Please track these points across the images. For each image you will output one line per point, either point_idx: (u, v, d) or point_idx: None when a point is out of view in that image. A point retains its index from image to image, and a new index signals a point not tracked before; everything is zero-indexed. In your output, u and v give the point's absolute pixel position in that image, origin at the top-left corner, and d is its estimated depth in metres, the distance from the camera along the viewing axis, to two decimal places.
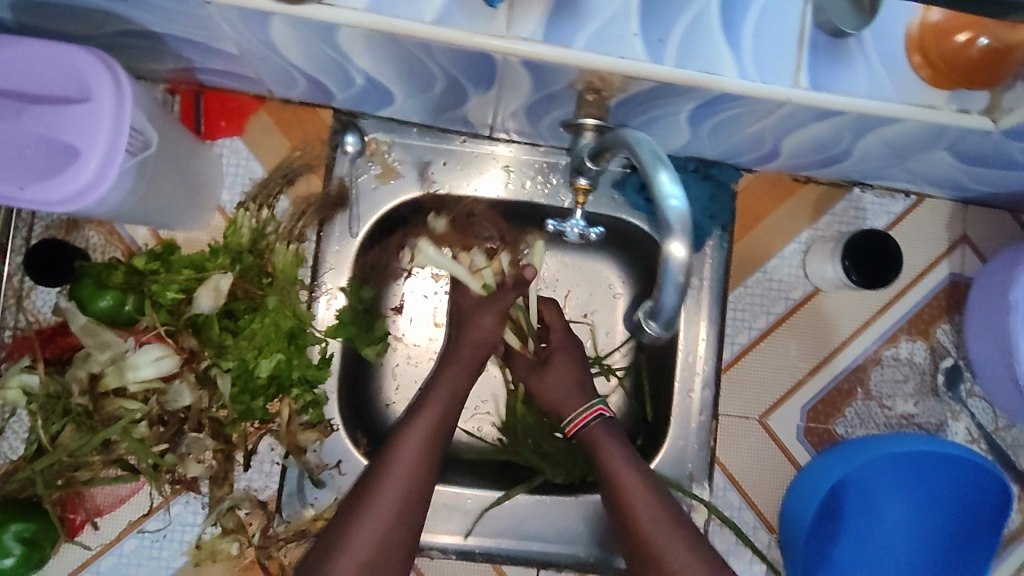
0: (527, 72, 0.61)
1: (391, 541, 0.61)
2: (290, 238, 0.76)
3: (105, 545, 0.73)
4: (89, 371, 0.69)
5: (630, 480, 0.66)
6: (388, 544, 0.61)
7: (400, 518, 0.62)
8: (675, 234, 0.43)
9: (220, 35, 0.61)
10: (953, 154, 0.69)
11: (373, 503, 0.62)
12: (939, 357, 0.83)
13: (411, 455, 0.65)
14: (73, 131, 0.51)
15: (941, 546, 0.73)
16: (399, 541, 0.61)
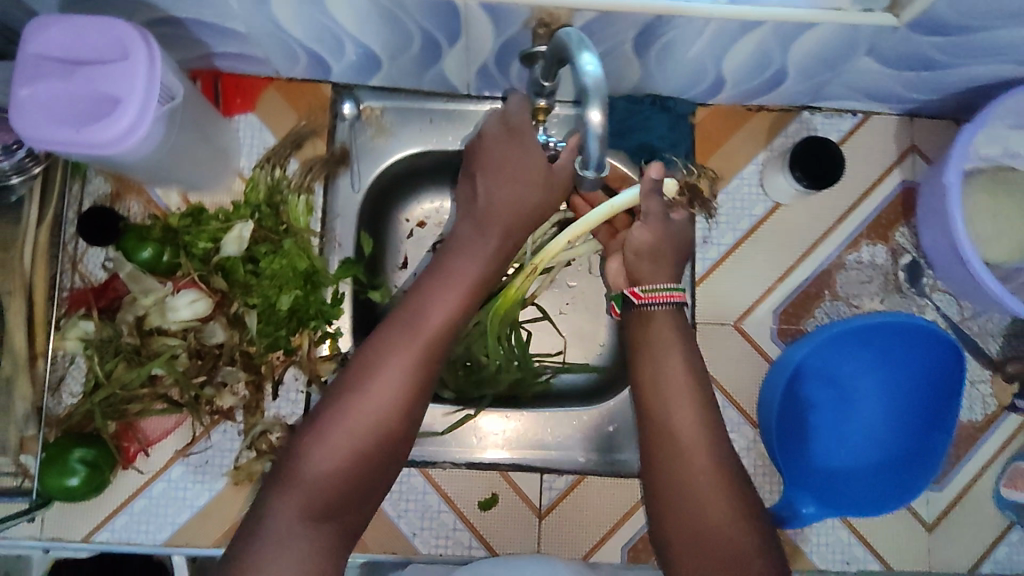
0: (488, 17, 0.71)
1: (393, 421, 0.64)
2: (301, 190, 0.87)
3: (155, 472, 0.83)
4: (135, 314, 0.81)
5: (683, 393, 0.69)
6: (389, 423, 0.64)
7: (402, 400, 0.65)
8: (592, 97, 0.51)
9: (231, 13, 0.73)
10: (876, 59, 0.77)
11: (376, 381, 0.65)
12: (898, 256, 0.90)
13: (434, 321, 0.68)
14: (116, 85, 0.64)
15: (909, 417, 0.80)
16: (400, 422, 0.65)
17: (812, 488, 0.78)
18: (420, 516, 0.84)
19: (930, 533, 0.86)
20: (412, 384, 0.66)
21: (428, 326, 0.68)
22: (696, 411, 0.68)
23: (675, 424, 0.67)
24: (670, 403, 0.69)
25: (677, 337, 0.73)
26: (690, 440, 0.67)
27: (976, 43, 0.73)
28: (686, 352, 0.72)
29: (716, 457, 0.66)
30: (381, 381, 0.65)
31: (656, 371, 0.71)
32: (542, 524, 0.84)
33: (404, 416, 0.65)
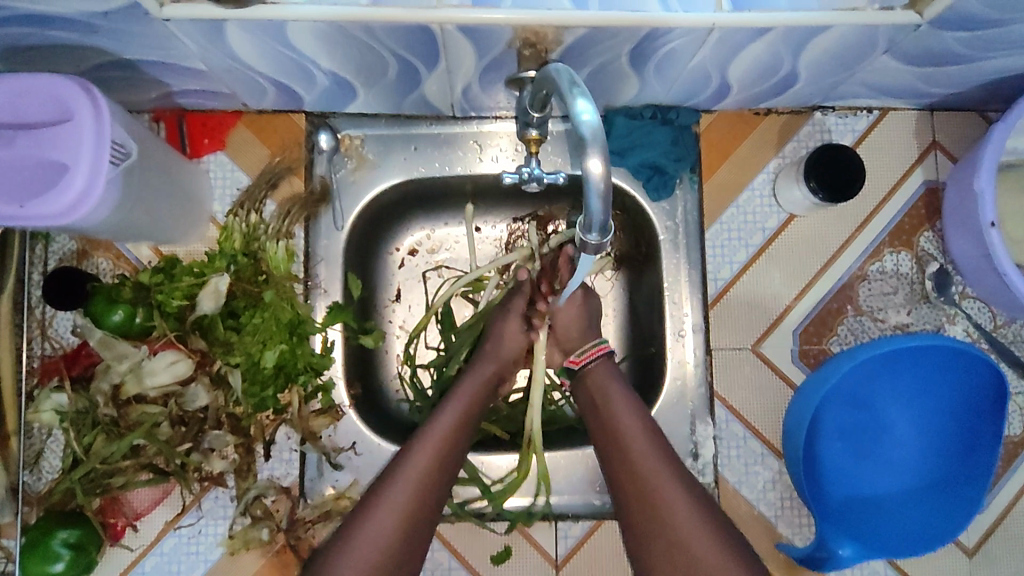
0: (468, 41, 0.64)
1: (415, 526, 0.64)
2: (279, 235, 0.81)
3: (146, 546, 0.78)
4: (110, 382, 0.75)
5: (631, 422, 0.70)
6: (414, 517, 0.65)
7: (423, 493, 0.66)
8: (591, 148, 0.45)
9: (186, 52, 0.66)
10: (895, 56, 0.71)
11: (399, 479, 0.66)
12: (924, 264, 0.84)
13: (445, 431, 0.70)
14: (61, 149, 0.57)
15: (945, 432, 0.76)
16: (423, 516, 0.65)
17: (847, 526, 0.73)
18: (430, 574, 0.79)
19: (971, 559, 0.81)
20: (432, 479, 0.67)
21: (441, 427, 0.70)
22: (650, 438, 0.69)
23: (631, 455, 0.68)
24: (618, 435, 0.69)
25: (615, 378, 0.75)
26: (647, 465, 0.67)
27: (1006, 35, 0.66)
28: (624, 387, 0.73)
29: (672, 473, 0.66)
30: (403, 478, 0.66)
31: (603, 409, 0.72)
32: (560, 574, 0.80)
33: (426, 510, 0.66)
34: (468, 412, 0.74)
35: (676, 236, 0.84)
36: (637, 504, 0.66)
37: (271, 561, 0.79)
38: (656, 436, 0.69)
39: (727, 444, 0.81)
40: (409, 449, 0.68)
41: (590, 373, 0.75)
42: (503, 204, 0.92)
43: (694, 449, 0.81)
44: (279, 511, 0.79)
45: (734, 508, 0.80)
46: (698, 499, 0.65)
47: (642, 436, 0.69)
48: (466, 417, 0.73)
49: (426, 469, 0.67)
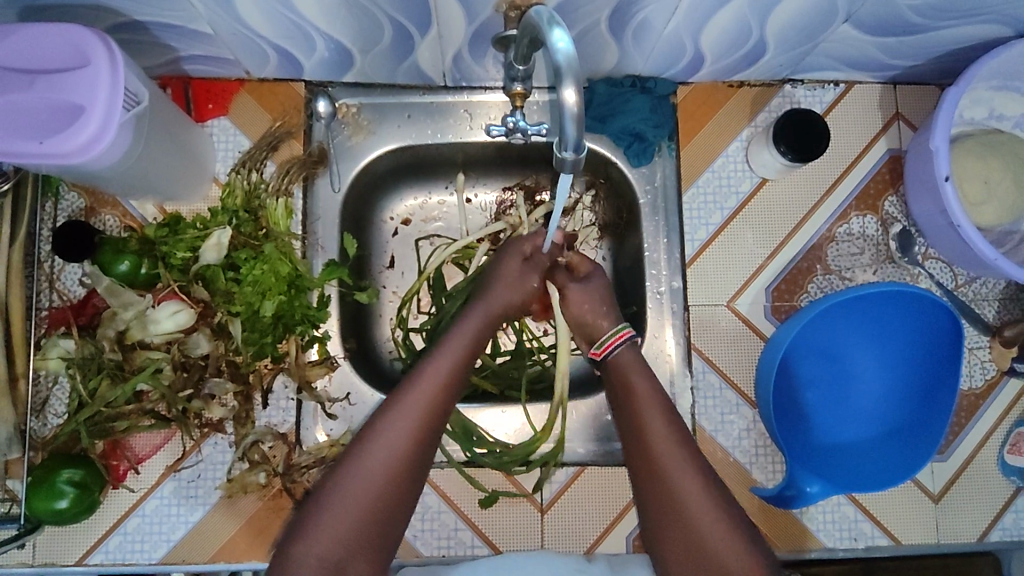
0: (458, 5, 0.69)
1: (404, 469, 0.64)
2: (279, 193, 0.85)
3: (147, 490, 0.81)
4: (116, 329, 0.79)
5: (653, 413, 0.69)
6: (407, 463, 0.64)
7: (421, 439, 0.65)
8: (565, 76, 0.50)
9: (195, 14, 0.71)
10: (855, 25, 0.76)
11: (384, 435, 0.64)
12: (888, 225, 0.89)
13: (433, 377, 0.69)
14: (80, 92, 0.62)
15: (910, 382, 0.80)
16: (411, 476, 0.64)
17: (814, 465, 0.77)
18: (420, 518, 0.83)
19: (937, 504, 0.85)
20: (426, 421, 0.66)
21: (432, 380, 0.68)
22: (675, 428, 0.67)
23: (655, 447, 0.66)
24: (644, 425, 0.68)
25: (643, 369, 0.74)
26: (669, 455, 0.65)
27: (956, 3, 0.71)
28: (648, 377, 0.73)
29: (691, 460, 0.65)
30: (391, 438, 0.64)
31: (632, 402, 0.71)
32: (545, 518, 0.83)
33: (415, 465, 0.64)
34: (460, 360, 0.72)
35: (655, 199, 0.89)
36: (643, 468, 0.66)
37: (267, 506, 0.82)
38: (676, 425, 0.68)
39: (704, 395, 0.86)
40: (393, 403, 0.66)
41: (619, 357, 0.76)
42: (492, 173, 0.97)
43: (672, 399, 0.85)
44: (276, 457, 0.82)
45: (711, 455, 0.84)
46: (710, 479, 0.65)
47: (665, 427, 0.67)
48: (455, 364, 0.71)
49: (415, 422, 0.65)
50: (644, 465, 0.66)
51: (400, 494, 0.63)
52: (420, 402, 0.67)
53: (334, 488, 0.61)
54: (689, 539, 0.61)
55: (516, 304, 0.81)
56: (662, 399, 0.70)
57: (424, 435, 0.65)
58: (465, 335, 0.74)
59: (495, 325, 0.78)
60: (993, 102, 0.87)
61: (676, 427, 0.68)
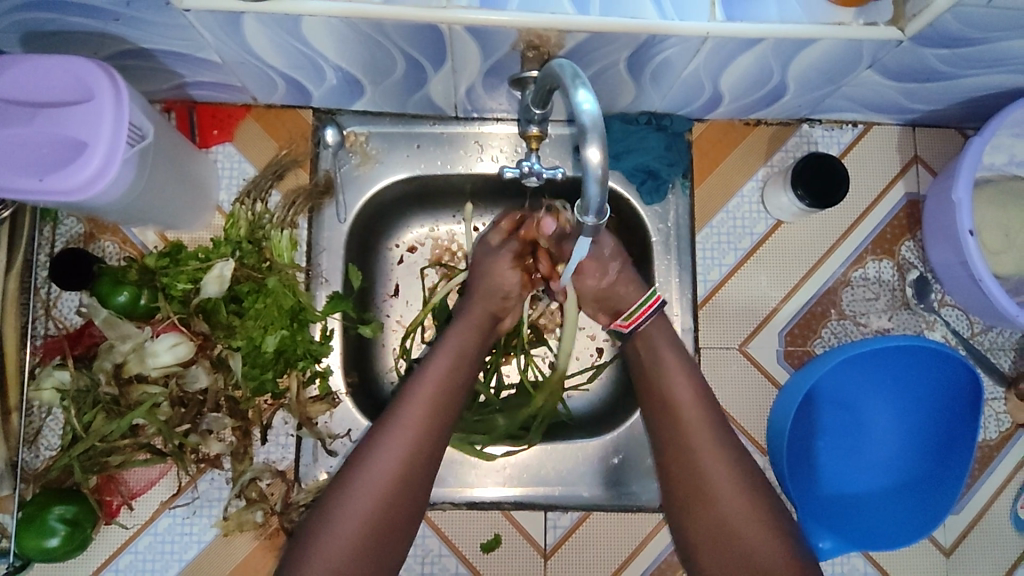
0: (474, 42, 0.68)
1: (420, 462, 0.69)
2: (284, 224, 0.83)
3: (141, 526, 0.79)
4: (113, 362, 0.77)
5: (682, 393, 0.73)
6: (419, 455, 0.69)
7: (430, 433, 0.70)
8: (590, 136, 0.48)
9: (203, 44, 0.69)
10: (878, 71, 0.74)
11: (394, 427, 0.69)
12: (905, 271, 0.87)
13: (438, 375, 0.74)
14: (81, 126, 0.60)
15: (923, 434, 0.79)
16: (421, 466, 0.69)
17: (829, 521, 0.76)
18: (420, 561, 0.81)
19: (947, 558, 0.83)
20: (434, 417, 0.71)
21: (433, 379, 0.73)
22: (698, 407, 0.72)
23: (684, 431, 0.71)
24: (670, 405, 0.73)
25: (666, 347, 0.77)
26: (696, 438, 0.71)
27: (984, 53, 0.70)
28: (674, 349, 0.76)
29: (717, 444, 0.70)
30: (396, 431, 0.69)
31: (656, 380, 0.75)
32: (548, 564, 0.81)
33: (425, 456, 0.69)
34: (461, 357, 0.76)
35: (668, 238, 0.87)
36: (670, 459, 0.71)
37: (263, 544, 0.80)
38: (702, 403, 0.73)
39: None
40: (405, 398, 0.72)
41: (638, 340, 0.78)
42: (501, 204, 0.95)
43: None
44: (274, 495, 0.80)
45: None
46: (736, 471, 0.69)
47: (697, 410, 0.72)
48: (463, 358, 0.76)
49: (423, 416, 0.71)
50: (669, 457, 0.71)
51: (410, 484, 0.68)
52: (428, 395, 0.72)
53: (344, 479, 0.67)
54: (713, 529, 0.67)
55: (504, 298, 0.82)
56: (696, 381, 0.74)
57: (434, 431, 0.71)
58: (461, 334, 0.78)
59: (481, 329, 0.80)
60: (1015, 149, 0.85)
61: (701, 418, 0.72)
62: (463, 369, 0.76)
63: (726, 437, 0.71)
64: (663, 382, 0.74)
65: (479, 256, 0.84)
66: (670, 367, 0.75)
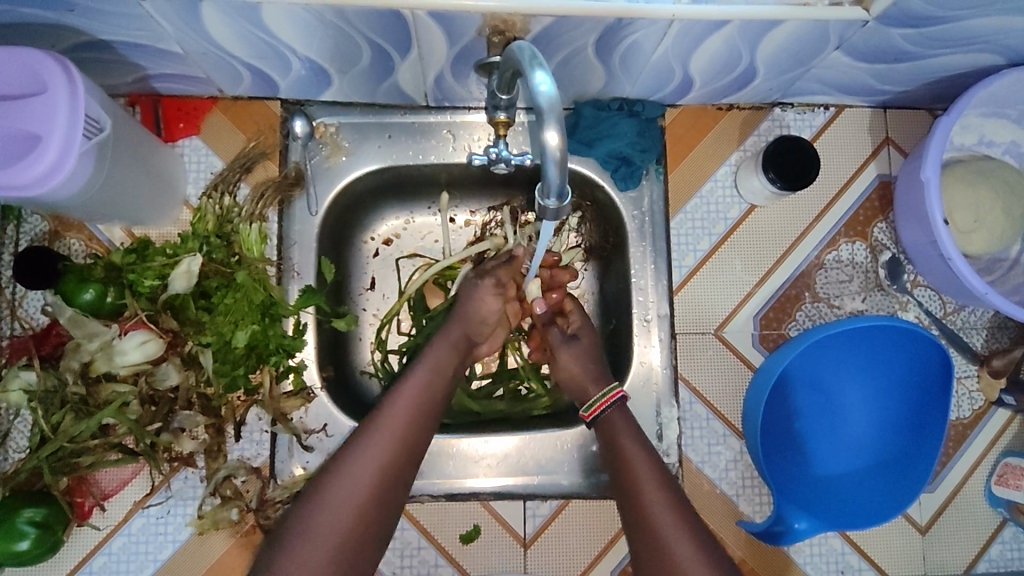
0: (440, 28, 0.67)
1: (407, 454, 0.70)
2: (253, 218, 0.82)
3: (114, 527, 0.78)
4: (80, 361, 0.75)
5: (656, 502, 0.68)
6: (404, 445, 0.70)
7: (413, 425, 0.71)
8: (547, 118, 0.48)
9: (163, 33, 0.67)
10: (847, 52, 0.74)
11: (372, 433, 0.69)
12: (877, 252, 0.87)
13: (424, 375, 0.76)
14: (34, 119, 0.58)
15: (899, 415, 0.80)
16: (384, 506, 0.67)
17: (802, 500, 0.76)
18: (399, 554, 0.81)
19: (924, 536, 0.84)
20: (421, 414, 0.72)
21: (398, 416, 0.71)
22: (674, 510, 0.68)
23: (645, 508, 0.68)
24: (640, 499, 0.69)
25: (631, 427, 0.75)
26: (660, 519, 0.67)
27: (949, 32, 0.70)
28: (627, 422, 0.75)
29: (685, 525, 0.66)
30: (378, 436, 0.69)
31: (621, 468, 0.72)
32: (528, 552, 0.81)
33: (387, 497, 0.67)
34: (451, 352, 0.79)
35: (643, 225, 0.87)
36: (643, 545, 0.67)
37: (239, 542, 0.79)
38: (678, 508, 0.68)
39: (691, 425, 0.84)
40: (383, 407, 0.72)
41: (611, 418, 0.75)
42: (475, 193, 0.95)
43: (658, 429, 0.83)
44: (249, 492, 0.79)
45: (697, 487, 0.83)
46: (709, 547, 0.66)
47: (661, 491, 0.69)
48: (432, 390, 0.75)
49: (392, 442, 0.69)
50: (642, 542, 0.67)
51: (394, 480, 0.68)
52: (397, 430, 0.70)
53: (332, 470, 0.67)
54: None
55: (481, 324, 0.84)
56: (667, 480, 0.70)
57: (419, 424, 0.72)
58: (435, 356, 0.78)
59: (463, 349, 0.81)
60: (984, 129, 0.86)
61: (667, 493, 0.69)
62: (434, 403, 0.74)
63: (688, 512, 0.68)
64: (632, 473, 0.71)
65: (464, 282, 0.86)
66: (638, 461, 0.72)
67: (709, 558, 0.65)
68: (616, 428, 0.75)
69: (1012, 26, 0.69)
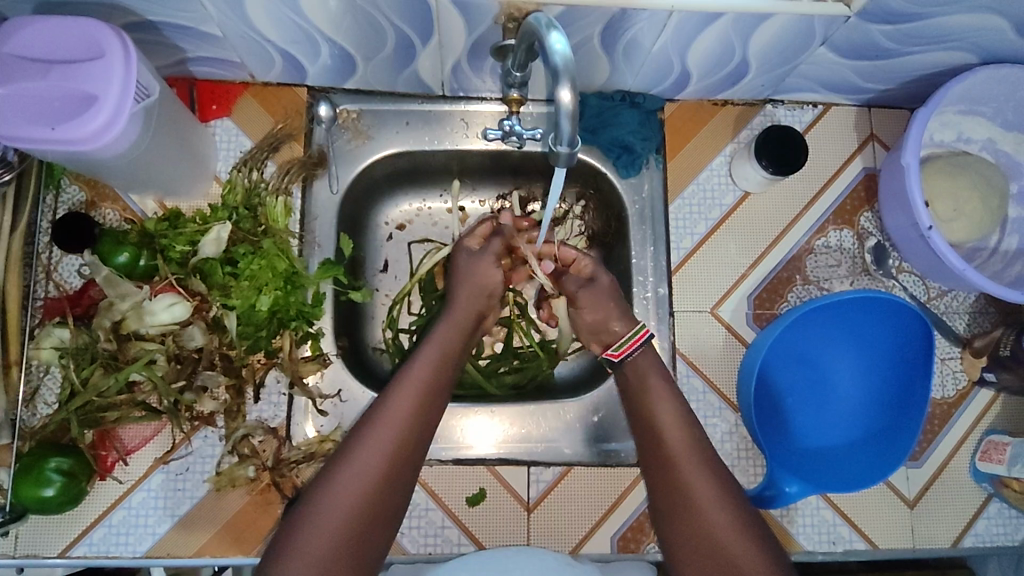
0: (460, 15, 0.73)
1: (419, 429, 0.72)
2: (279, 192, 0.87)
3: (135, 482, 0.81)
4: (112, 319, 0.79)
5: (670, 425, 0.75)
6: (420, 419, 0.72)
7: (427, 399, 0.74)
8: (562, 77, 0.53)
9: (207, 16, 0.74)
10: (831, 48, 0.81)
11: (388, 407, 0.72)
12: (864, 240, 0.93)
13: (436, 351, 0.78)
14: (91, 81, 0.64)
15: (885, 388, 0.84)
16: (396, 476, 0.69)
17: (794, 466, 0.80)
18: (407, 516, 0.84)
19: (912, 509, 0.88)
20: (434, 389, 0.75)
21: (409, 391, 0.73)
22: (685, 432, 0.74)
23: (659, 427, 0.75)
24: (666, 453, 0.73)
25: (653, 363, 0.80)
26: (671, 437, 0.74)
27: (925, 30, 0.76)
28: (658, 372, 0.79)
29: (695, 445, 0.74)
30: (393, 408, 0.72)
31: (638, 395, 0.78)
32: (531, 516, 0.84)
33: (402, 468, 0.70)
34: (462, 329, 0.82)
35: (643, 210, 0.92)
36: (656, 462, 0.74)
37: (254, 501, 0.82)
38: (688, 429, 0.75)
39: (688, 398, 0.88)
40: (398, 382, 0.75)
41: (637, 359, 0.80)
42: (485, 182, 1.00)
43: None
44: (266, 452, 0.82)
45: None
46: (714, 465, 0.73)
47: (672, 407, 0.76)
48: (445, 361, 0.78)
49: (409, 413, 0.72)
50: (654, 458, 0.74)
51: (408, 455, 0.71)
52: (411, 398, 0.73)
53: (349, 445, 0.70)
54: (695, 529, 0.70)
55: (488, 298, 0.86)
56: (680, 403, 0.77)
57: (432, 398, 0.74)
58: (445, 336, 0.80)
59: (468, 330, 0.83)
60: (961, 126, 0.92)
61: (680, 414, 0.76)
62: (443, 380, 0.77)
63: (698, 433, 0.75)
64: (651, 410, 0.76)
65: (462, 259, 0.88)
66: (666, 416, 0.75)
67: (717, 473, 0.72)
68: (640, 364, 0.80)
69: (981, 24, 0.76)
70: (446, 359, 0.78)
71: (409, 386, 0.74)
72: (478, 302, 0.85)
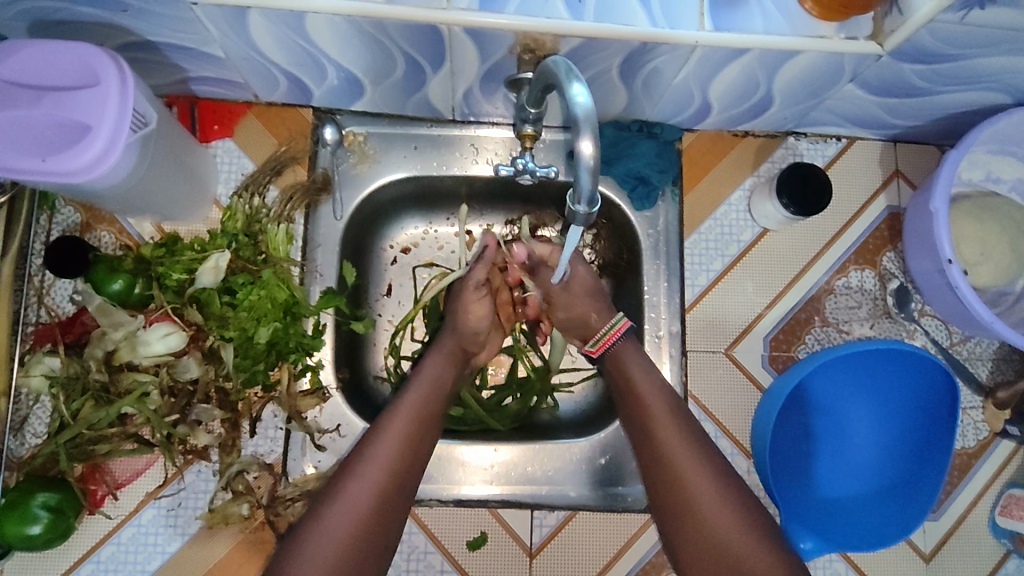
0: (473, 44, 0.69)
1: (405, 469, 0.69)
2: (280, 219, 0.84)
3: (125, 517, 0.79)
4: (105, 349, 0.77)
5: (664, 421, 0.72)
6: (406, 459, 0.69)
7: (413, 437, 0.71)
8: (583, 129, 0.50)
9: (209, 38, 0.70)
10: (860, 85, 0.77)
11: (374, 448, 0.68)
12: (886, 281, 0.89)
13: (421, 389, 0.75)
14: (85, 110, 0.61)
15: (903, 439, 0.82)
16: (373, 544, 0.64)
17: (810, 522, 0.77)
18: (405, 558, 0.81)
19: (928, 564, 0.84)
20: (418, 429, 0.72)
21: (389, 448, 0.69)
22: (679, 429, 0.71)
23: (652, 424, 0.72)
24: (662, 451, 0.71)
25: (640, 357, 0.78)
26: (665, 433, 0.71)
27: (960, 70, 0.73)
28: (645, 369, 0.77)
29: (690, 441, 0.71)
30: (379, 451, 0.68)
31: (631, 393, 0.75)
32: (534, 562, 0.82)
33: (389, 511, 0.66)
34: (449, 366, 0.80)
35: (657, 244, 0.89)
36: (651, 460, 0.71)
37: (248, 538, 0.79)
38: (681, 423, 0.72)
39: None
40: (384, 421, 0.71)
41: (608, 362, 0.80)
42: (494, 208, 0.97)
43: None
44: (260, 488, 0.80)
45: None
46: (710, 458, 0.70)
47: (664, 402, 0.74)
48: (433, 397, 0.75)
49: (396, 455, 0.69)
50: (649, 456, 0.72)
51: (394, 497, 0.67)
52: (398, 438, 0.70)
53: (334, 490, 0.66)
54: (696, 530, 0.66)
55: (473, 336, 0.85)
56: (671, 398, 0.74)
57: (418, 435, 0.72)
58: (434, 373, 0.78)
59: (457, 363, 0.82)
60: (991, 166, 0.89)
61: (673, 409, 0.73)
62: (430, 416, 0.74)
63: (692, 428, 0.72)
64: (645, 408, 0.74)
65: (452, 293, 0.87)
66: (679, 456, 0.69)
67: (715, 466, 0.69)
68: (626, 359, 0.78)
69: (1019, 66, 0.72)
70: (434, 394, 0.76)
71: (396, 425, 0.71)
72: (461, 340, 0.83)
